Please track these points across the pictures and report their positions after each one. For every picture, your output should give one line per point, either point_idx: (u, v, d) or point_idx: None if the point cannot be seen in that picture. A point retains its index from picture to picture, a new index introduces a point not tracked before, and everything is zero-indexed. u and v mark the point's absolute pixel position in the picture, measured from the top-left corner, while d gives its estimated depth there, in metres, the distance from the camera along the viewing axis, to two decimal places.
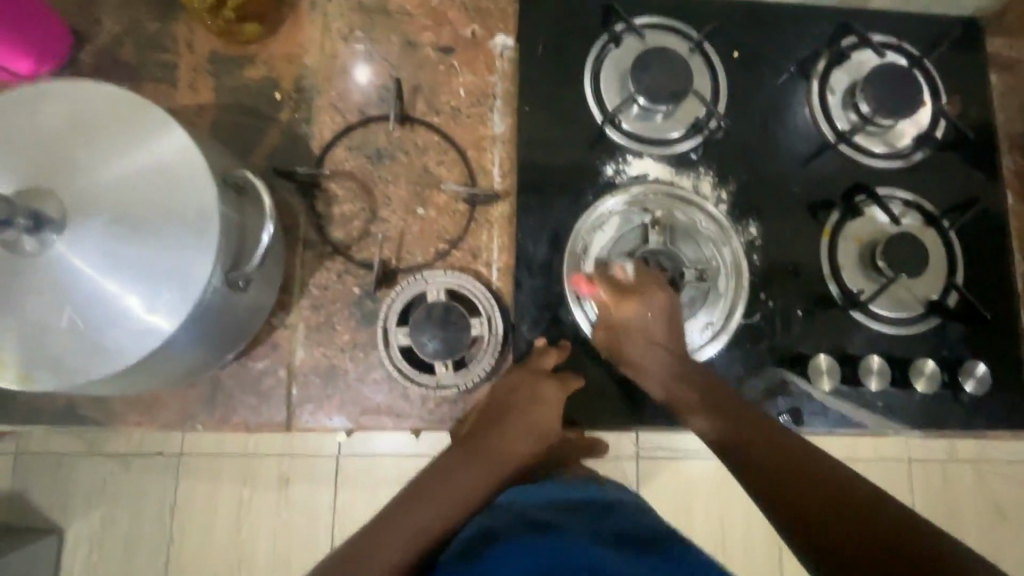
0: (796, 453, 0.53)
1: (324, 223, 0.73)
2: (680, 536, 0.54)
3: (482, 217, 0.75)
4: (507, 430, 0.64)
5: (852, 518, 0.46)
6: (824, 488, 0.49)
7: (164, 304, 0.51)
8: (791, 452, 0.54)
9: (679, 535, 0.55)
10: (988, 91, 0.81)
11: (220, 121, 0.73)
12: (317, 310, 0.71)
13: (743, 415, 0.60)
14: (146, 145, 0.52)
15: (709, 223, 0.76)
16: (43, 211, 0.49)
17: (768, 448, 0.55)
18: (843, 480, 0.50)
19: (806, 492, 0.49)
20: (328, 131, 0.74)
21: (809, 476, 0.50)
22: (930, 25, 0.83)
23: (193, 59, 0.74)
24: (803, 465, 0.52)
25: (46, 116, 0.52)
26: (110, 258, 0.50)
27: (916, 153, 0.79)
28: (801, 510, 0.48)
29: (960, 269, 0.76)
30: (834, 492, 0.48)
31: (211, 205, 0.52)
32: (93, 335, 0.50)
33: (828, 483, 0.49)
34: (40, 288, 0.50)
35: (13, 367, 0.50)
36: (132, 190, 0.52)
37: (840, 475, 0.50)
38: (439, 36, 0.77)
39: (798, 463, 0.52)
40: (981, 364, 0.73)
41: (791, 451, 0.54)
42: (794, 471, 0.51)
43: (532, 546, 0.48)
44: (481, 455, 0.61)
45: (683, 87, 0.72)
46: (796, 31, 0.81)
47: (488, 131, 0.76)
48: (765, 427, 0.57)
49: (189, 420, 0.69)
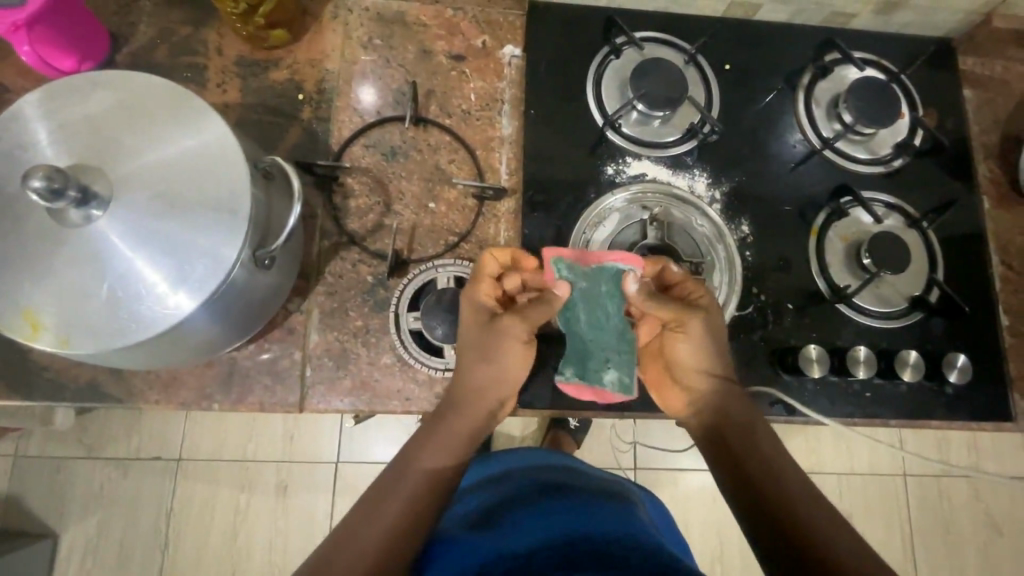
0: (780, 485, 0.60)
1: (341, 215, 0.77)
2: (630, 505, 0.71)
3: (491, 212, 0.79)
4: (477, 373, 0.65)
5: (814, 556, 0.53)
6: (797, 521, 0.56)
7: (194, 277, 0.54)
8: (776, 481, 0.60)
9: (631, 505, 0.72)
10: (963, 104, 0.87)
11: (246, 119, 0.78)
12: (332, 297, 0.75)
13: (740, 439, 0.65)
14: (188, 130, 0.57)
15: (704, 221, 0.81)
16: (91, 187, 0.54)
17: (755, 475, 0.61)
18: (816, 516, 0.57)
19: (781, 523, 0.57)
20: (346, 129, 0.79)
21: (789, 509, 0.58)
22: (906, 43, 0.89)
23: (221, 62, 0.79)
24: (785, 497, 0.59)
25: (99, 105, 0.57)
26: (146, 232, 0.54)
27: (896, 160, 0.84)
28: (773, 539, 0.56)
29: (941, 266, 0.81)
30: (807, 528, 0.56)
31: (243, 186, 0.56)
32: (129, 305, 0.54)
33: (802, 518, 0.57)
34: (83, 259, 0.54)
35: (53, 331, 0.53)
36: (173, 171, 0.56)
37: (803, 496, 0.59)
38: (452, 46, 0.83)
39: (780, 494, 0.59)
40: (962, 356, 0.76)
41: (777, 483, 0.60)
42: (766, 492, 0.60)
43: (522, 519, 0.66)
44: (462, 397, 0.65)
45: (679, 95, 0.78)
46: (783, 46, 0.87)
47: (496, 132, 0.81)
48: (761, 452, 0.63)
49: (206, 400, 0.72)
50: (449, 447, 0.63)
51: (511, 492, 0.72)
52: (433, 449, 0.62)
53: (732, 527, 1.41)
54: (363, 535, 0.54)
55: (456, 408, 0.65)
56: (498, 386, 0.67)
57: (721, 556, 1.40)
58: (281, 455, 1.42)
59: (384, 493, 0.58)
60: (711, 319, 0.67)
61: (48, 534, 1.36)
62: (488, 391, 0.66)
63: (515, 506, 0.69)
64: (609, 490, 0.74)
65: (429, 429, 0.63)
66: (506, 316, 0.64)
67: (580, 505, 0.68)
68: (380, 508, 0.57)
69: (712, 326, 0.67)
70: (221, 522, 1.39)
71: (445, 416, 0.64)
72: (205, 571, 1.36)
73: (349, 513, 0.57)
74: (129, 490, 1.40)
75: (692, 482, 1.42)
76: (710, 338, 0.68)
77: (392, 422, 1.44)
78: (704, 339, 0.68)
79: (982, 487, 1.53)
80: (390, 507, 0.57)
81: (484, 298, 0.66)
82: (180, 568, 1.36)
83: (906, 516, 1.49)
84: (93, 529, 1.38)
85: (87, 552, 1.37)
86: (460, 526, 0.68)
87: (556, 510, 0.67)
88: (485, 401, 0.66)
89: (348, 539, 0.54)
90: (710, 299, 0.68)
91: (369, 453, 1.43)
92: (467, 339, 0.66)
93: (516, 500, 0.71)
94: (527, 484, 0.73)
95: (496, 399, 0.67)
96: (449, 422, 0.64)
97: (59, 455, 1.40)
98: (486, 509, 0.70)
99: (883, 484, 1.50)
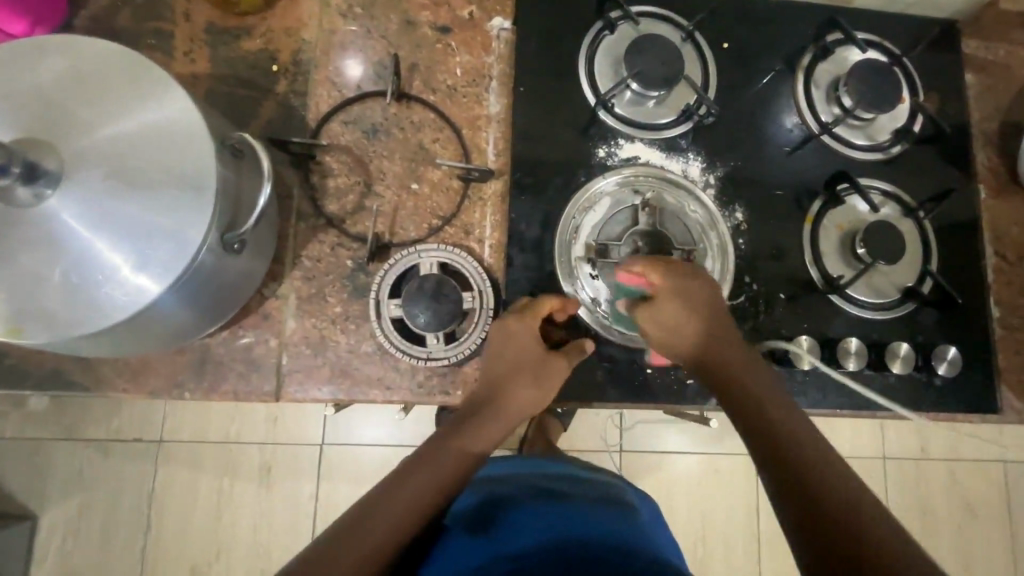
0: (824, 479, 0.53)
1: (319, 195, 0.73)
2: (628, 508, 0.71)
3: (476, 194, 0.75)
4: (514, 395, 0.67)
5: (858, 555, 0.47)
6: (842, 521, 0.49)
7: (157, 263, 0.51)
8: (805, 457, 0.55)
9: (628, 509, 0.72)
10: (964, 89, 0.85)
11: (216, 92, 0.74)
12: (309, 281, 0.72)
13: (771, 419, 0.59)
14: (146, 101, 0.53)
15: (697, 207, 0.78)
16: (40, 162, 0.49)
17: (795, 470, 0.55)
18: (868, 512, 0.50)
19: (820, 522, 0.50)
20: (324, 105, 0.75)
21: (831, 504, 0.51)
22: (911, 25, 0.86)
23: (189, 28, 0.74)
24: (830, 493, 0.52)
25: (50, 72, 0.53)
26: (103, 213, 0.50)
27: (894, 147, 0.82)
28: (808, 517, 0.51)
29: (935, 256, 0.79)
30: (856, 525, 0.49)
31: (208, 165, 0.52)
32: (86, 291, 0.50)
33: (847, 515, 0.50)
34: (35, 240, 0.50)
35: (3, 319, 0.50)
36: (132, 147, 0.52)
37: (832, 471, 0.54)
38: (437, 17, 0.78)
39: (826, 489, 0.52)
40: (953, 348, 0.75)
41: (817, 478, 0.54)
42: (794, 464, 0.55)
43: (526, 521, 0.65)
44: (494, 409, 0.66)
45: (674, 74, 0.74)
46: (783, 24, 0.84)
47: (483, 111, 0.77)
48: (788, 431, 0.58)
49: (177, 388, 0.69)
50: (469, 452, 0.63)
51: (508, 491, 0.70)
52: (452, 451, 0.62)
53: (715, 511, 1.43)
54: (369, 528, 0.54)
55: (487, 414, 0.66)
56: (528, 412, 0.69)
57: (704, 540, 1.42)
58: (265, 437, 1.40)
59: (393, 491, 0.58)
60: (686, 287, 0.66)
61: (26, 516, 1.34)
62: (523, 410, 0.68)
63: (511, 506, 0.67)
64: (606, 495, 0.73)
65: (458, 432, 0.64)
66: (553, 358, 0.69)
67: (581, 509, 0.67)
68: (390, 504, 0.57)
69: (687, 290, 0.66)
70: (204, 505, 1.37)
71: (473, 422, 0.65)
72: (189, 553, 1.35)
73: (358, 505, 0.57)
74: (109, 472, 1.37)
75: (677, 466, 1.43)
76: (692, 307, 0.66)
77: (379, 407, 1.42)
78: (677, 315, 0.66)
79: (960, 473, 1.55)
80: (399, 503, 0.57)
81: (527, 332, 0.69)
82: (164, 550, 1.35)
83: (886, 500, 1.52)
84: (72, 512, 1.35)
85: (67, 534, 1.35)
86: (454, 522, 0.66)
87: (558, 513, 0.65)
88: (513, 418, 0.68)
89: (353, 530, 0.54)
90: (682, 278, 0.67)
91: (358, 436, 1.41)
92: (512, 355, 0.69)
93: (513, 500, 0.68)
94: (524, 486, 0.72)
95: (523, 416, 0.69)
96: (476, 429, 0.65)
97: (35, 437, 1.37)
98: (481, 505, 0.68)
99: (864, 469, 1.52)
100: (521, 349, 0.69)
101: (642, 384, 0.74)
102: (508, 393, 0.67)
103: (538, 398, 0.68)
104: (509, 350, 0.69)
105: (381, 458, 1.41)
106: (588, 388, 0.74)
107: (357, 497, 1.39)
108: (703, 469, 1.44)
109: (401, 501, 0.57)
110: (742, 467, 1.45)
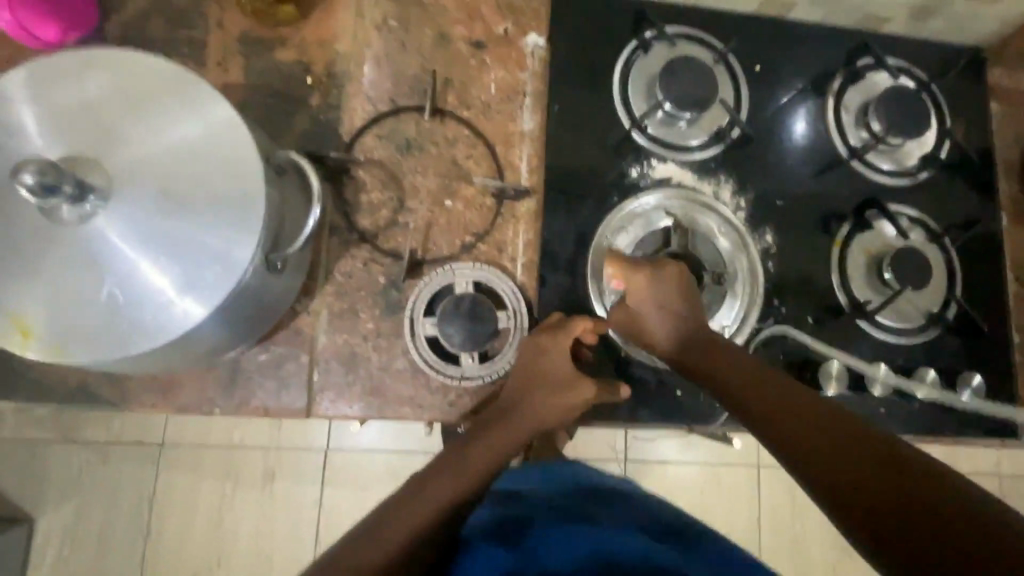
0: (867, 477, 0.46)
1: (351, 211, 0.73)
2: (676, 522, 0.64)
3: (510, 212, 0.75)
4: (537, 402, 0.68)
5: (930, 514, 0.41)
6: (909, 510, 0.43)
7: (202, 283, 0.50)
8: (801, 423, 0.53)
9: (676, 520, 0.65)
10: (988, 118, 0.86)
11: (249, 104, 0.73)
12: (341, 297, 0.71)
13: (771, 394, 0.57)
14: (193, 117, 0.51)
15: (727, 228, 0.79)
16: (88, 179, 0.49)
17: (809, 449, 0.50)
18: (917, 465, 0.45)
19: (879, 506, 0.44)
20: (358, 118, 0.74)
21: (897, 495, 0.44)
22: (937, 52, 0.87)
23: (223, 37, 0.73)
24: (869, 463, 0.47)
25: (96, 86, 0.52)
26: (148, 232, 0.50)
27: (921, 173, 0.82)
28: (831, 490, 0.47)
29: (960, 282, 0.80)
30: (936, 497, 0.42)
31: (255, 183, 0.51)
32: (131, 311, 0.49)
33: (911, 505, 0.43)
34: (80, 260, 0.49)
35: (47, 339, 0.49)
36: (180, 164, 0.51)
37: (834, 427, 0.51)
38: (472, 31, 0.77)
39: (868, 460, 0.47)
40: (978, 376, 0.76)
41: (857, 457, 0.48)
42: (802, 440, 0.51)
43: (571, 532, 0.56)
44: (514, 408, 0.67)
45: (709, 97, 0.74)
46: (813, 48, 0.84)
47: (516, 127, 0.77)
48: (780, 399, 0.56)
49: (206, 403, 0.68)
50: (486, 456, 0.63)
51: (536, 509, 0.62)
52: (473, 451, 0.63)
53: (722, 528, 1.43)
54: (388, 527, 0.53)
55: (508, 418, 0.66)
56: (552, 420, 0.69)
57: None
58: (268, 441, 1.35)
59: (407, 497, 0.57)
60: (654, 287, 0.68)
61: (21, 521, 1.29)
62: (547, 417, 0.68)
63: (534, 524, 0.59)
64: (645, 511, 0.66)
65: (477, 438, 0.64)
66: (583, 380, 0.70)
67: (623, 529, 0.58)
68: (411, 508, 0.56)
69: (655, 294, 0.68)
70: (208, 509, 1.32)
71: (495, 424, 0.66)
72: (190, 560, 1.31)
73: (375, 511, 0.56)
74: (108, 475, 1.33)
75: (678, 477, 1.36)
76: (659, 304, 0.68)
77: (394, 425, 1.36)
78: (649, 313, 0.69)
79: None
80: (422, 504, 0.56)
81: (558, 352, 0.69)
82: (164, 556, 1.31)
83: None
84: (69, 517, 1.31)
85: (64, 541, 1.30)
86: (470, 536, 0.58)
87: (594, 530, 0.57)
88: (539, 422, 0.68)
89: (372, 530, 0.53)
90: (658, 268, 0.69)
91: (362, 440, 1.35)
92: (534, 367, 0.69)
93: (550, 514, 0.60)
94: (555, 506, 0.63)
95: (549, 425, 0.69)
96: (497, 434, 0.65)
97: (33, 440, 1.32)
98: (500, 522, 0.60)
99: None
100: (548, 364, 0.69)
101: (673, 405, 0.75)
102: (530, 394, 0.68)
103: (558, 406, 0.69)
104: (529, 361, 0.70)
105: (384, 466, 1.35)
106: (616, 408, 0.74)
107: (364, 503, 1.34)
108: (705, 479, 1.36)
109: (422, 500, 0.57)
110: (748, 477, 1.38)
